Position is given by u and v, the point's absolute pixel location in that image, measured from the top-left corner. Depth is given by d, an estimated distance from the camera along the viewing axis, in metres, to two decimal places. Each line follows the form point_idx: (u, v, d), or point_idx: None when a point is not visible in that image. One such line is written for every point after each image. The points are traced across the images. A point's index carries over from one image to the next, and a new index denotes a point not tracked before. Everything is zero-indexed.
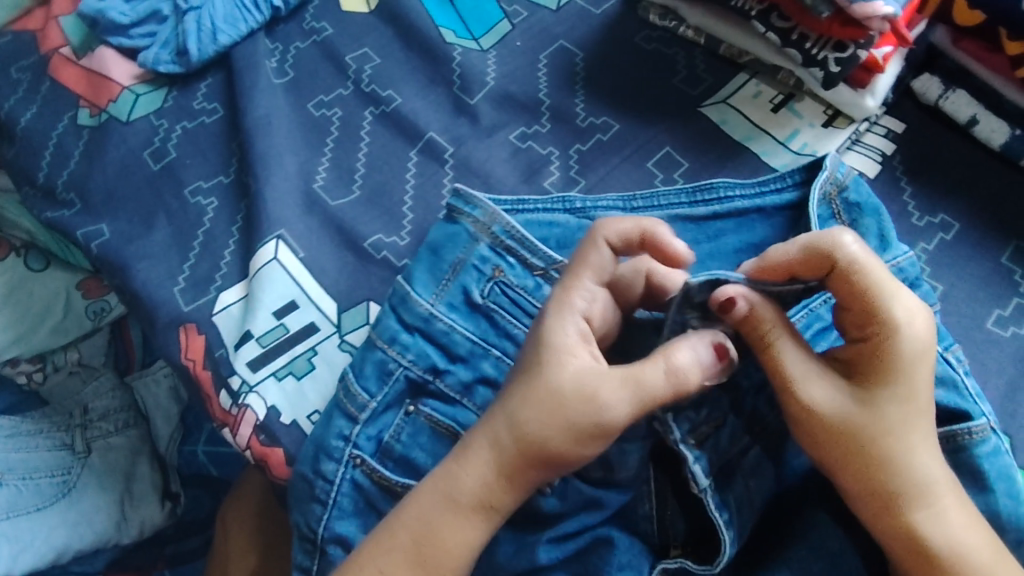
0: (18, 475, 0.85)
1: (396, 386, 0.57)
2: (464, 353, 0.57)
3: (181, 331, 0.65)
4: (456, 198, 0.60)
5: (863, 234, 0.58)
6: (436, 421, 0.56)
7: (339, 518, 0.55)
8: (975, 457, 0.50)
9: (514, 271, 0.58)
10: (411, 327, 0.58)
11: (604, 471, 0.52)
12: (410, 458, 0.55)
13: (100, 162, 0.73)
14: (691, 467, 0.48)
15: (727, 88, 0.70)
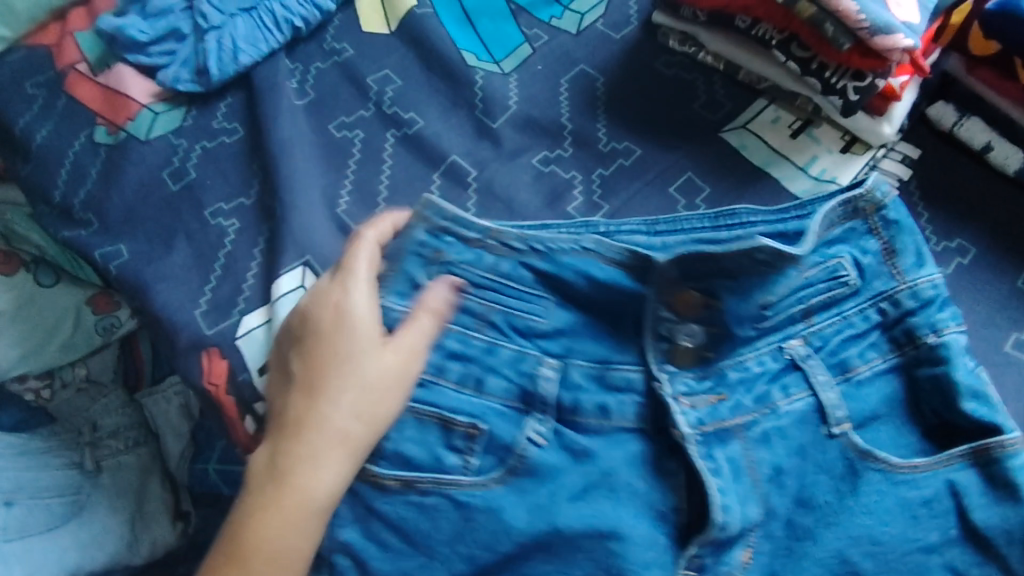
0: (28, 495, 0.86)
1: None
2: None
3: (203, 355, 0.64)
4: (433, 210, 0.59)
5: (901, 251, 0.60)
6: (419, 412, 0.58)
7: (341, 526, 0.56)
8: (1008, 468, 0.54)
9: (455, 248, 0.59)
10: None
11: (602, 418, 0.59)
12: (402, 452, 0.57)
13: (119, 182, 0.72)
14: (676, 416, 0.57)
15: (747, 113, 0.70)
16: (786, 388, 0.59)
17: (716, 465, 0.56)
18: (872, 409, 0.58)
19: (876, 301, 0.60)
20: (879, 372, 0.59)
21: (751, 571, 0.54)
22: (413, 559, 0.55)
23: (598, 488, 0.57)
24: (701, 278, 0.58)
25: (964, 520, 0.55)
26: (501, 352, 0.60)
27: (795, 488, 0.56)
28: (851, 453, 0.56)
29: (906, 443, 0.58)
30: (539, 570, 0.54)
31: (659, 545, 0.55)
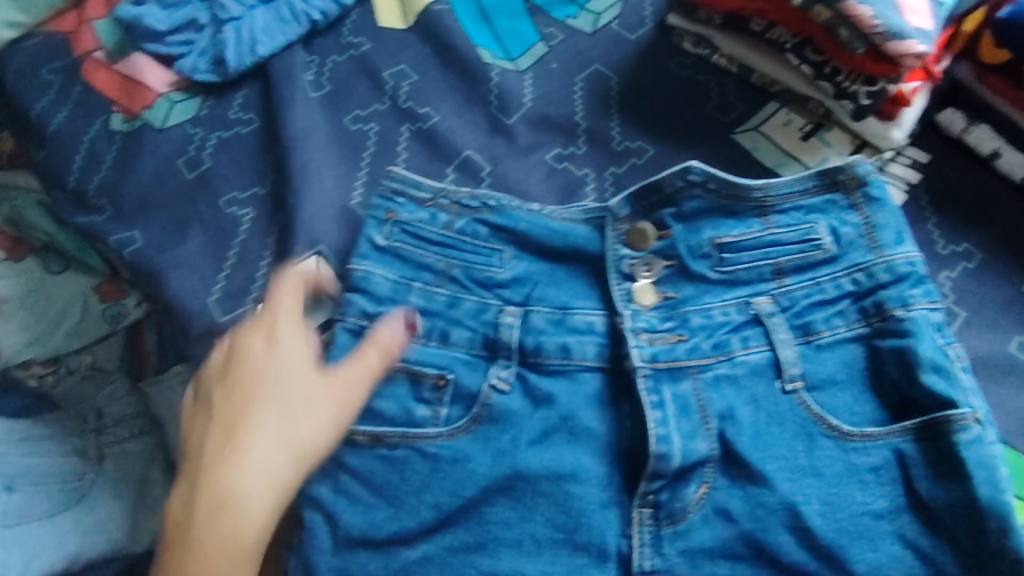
0: (30, 480, 0.86)
1: (341, 342, 0.60)
2: (386, 293, 0.62)
3: (216, 342, 0.63)
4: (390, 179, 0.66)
5: (880, 226, 0.62)
6: (389, 367, 0.61)
7: (314, 481, 0.59)
8: (956, 444, 0.55)
9: (406, 209, 0.65)
10: (351, 292, 0.62)
11: (564, 358, 0.61)
12: (373, 407, 0.60)
13: (134, 169, 0.72)
14: (631, 349, 0.61)
15: (759, 115, 0.71)
16: (746, 340, 0.61)
17: (660, 401, 0.59)
18: (831, 374, 0.59)
19: (851, 272, 0.61)
20: (843, 339, 0.60)
21: (702, 509, 0.57)
22: (383, 509, 0.58)
23: (557, 430, 0.60)
24: (652, 210, 0.65)
25: (911, 490, 0.56)
26: (464, 304, 0.63)
27: (749, 433, 0.58)
28: (805, 414, 0.59)
29: (865, 412, 0.59)
30: (501, 514, 0.58)
31: (611, 485, 0.59)
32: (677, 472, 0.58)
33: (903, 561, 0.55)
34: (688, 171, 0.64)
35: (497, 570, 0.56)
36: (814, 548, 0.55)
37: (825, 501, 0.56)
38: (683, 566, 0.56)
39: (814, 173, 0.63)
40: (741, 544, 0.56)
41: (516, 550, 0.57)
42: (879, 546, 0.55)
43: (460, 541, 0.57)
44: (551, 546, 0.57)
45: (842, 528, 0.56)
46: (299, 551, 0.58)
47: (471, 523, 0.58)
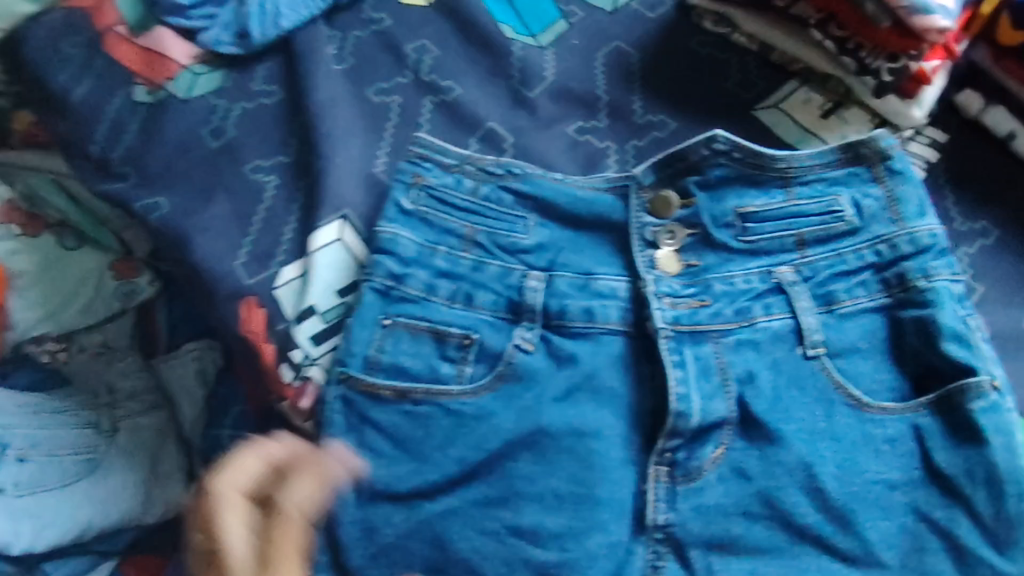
0: (42, 452, 0.88)
1: (369, 303, 0.63)
2: (413, 255, 0.64)
3: (242, 303, 0.65)
4: (417, 144, 0.67)
5: (904, 199, 0.63)
6: (414, 325, 0.62)
7: (335, 434, 0.61)
8: (974, 411, 0.56)
9: (432, 174, 0.66)
10: (378, 254, 0.64)
11: (588, 321, 0.62)
12: (398, 364, 0.61)
13: (158, 138, 0.73)
14: (654, 311, 0.62)
15: (780, 93, 0.72)
16: (768, 307, 0.62)
17: (682, 361, 0.60)
18: (852, 343, 0.60)
19: (873, 244, 0.62)
20: (865, 309, 0.61)
21: (719, 467, 0.59)
22: (407, 462, 0.60)
23: (581, 389, 0.61)
24: (677, 178, 0.66)
25: (928, 463, 0.57)
26: (488, 269, 0.64)
27: (768, 397, 0.59)
28: (826, 379, 0.60)
29: (884, 379, 0.60)
30: (525, 470, 0.59)
31: (632, 444, 0.60)
32: (694, 432, 0.59)
33: (914, 531, 0.56)
34: (713, 141, 0.65)
35: (519, 522, 0.58)
36: (828, 510, 0.57)
37: (841, 465, 0.57)
38: (694, 521, 0.58)
39: (837, 147, 0.64)
40: (758, 503, 0.58)
41: (537, 505, 0.58)
42: (890, 515, 0.56)
43: (482, 495, 0.59)
44: (572, 502, 0.58)
45: (853, 493, 0.57)
46: None
47: (494, 477, 0.59)
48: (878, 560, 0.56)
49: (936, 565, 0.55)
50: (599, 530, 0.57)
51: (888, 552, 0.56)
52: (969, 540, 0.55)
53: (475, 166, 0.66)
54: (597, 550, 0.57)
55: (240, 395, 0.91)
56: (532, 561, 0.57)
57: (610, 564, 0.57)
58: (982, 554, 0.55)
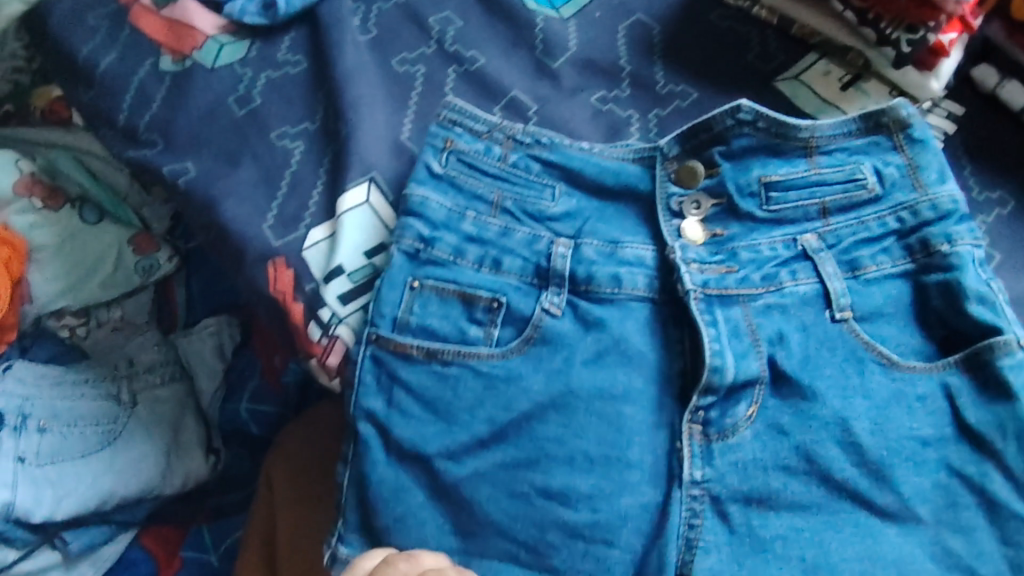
0: (63, 423, 0.87)
1: (400, 264, 0.64)
2: (444, 218, 0.65)
3: (270, 265, 0.67)
4: (449, 110, 0.68)
5: (924, 167, 0.63)
6: (442, 289, 0.63)
7: (366, 395, 0.62)
8: (1000, 369, 0.57)
9: (464, 139, 0.67)
10: (409, 216, 0.65)
11: (614, 286, 0.63)
12: (426, 325, 0.62)
13: (185, 106, 0.74)
14: (682, 273, 0.62)
15: (800, 65, 0.73)
16: (794, 272, 0.62)
17: (713, 320, 0.61)
18: (878, 306, 0.61)
19: (896, 211, 0.62)
20: (890, 275, 0.62)
21: (753, 424, 0.59)
22: (433, 424, 0.61)
23: (610, 352, 0.62)
24: (701, 149, 0.66)
25: (959, 419, 0.58)
26: (516, 235, 0.65)
27: (799, 357, 0.60)
28: (854, 341, 0.60)
29: (910, 343, 0.60)
30: (553, 431, 0.60)
31: (661, 408, 0.61)
32: (728, 390, 0.60)
33: (948, 487, 0.57)
34: (738, 110, 0.65)
35: (551, 484, 0.59)
36: (863, 465, 0.58)
37: (877, 420, 0.58)
38: (734, 476, 0.59)
39: (857, 116, 0.65)
40: (796, 458, 0.58)
41: (569, 467, 0.59)
42: (923, 472, 0.57)
43: (511, 457, 0.60)
44: (603, 466, 0.59)
45: (892, 447, 0.58)
46: (355, 462, 0.62)
47: (521, 439, 0.60)
48: (915, 515, 0.57)
49: (969, 521, 0.56)
50: (628, 493, 0.59)
51: (924, 507, 0.57)
52: (1001, 494, 0.56)
53: (503, 133, 0.67)
54: (632, 511, 0.58)
55: (257, 367, 0.96)
56: (562, 523, 0.58)
57: (643, 523, 0.58)
58: (1014, 510, 0.56)
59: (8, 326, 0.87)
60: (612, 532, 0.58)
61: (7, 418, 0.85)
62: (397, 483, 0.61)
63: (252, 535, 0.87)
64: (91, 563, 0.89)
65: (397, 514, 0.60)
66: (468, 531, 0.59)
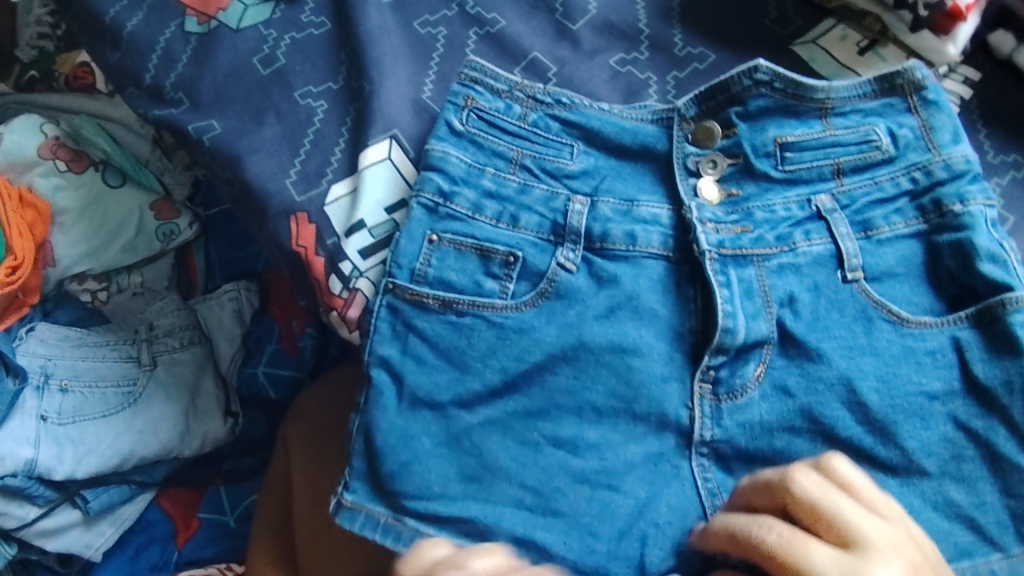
0: (84, 383, 0.87)
1: (418, 217, 0.64)
2: (461, 174, 0.65)
3: (292, 220, 0.68)
4: (469, 68, 0.69)
5: (938, 128, 0.64)
6: (460, 244, 0.63)
7: (381, 342, 0.62)
8: (1011, 325, 0.57)
9: (484, 97, 0.68)
10: (429, 171, 0.65)
11: (629, 244, 0.63)
12: (443, 278, 0.63)
13: (209, 66, 0.75)
14: (699, 234, 0.62)
15: (816, 30, 0.73)
16: (809, 233, 0.62)
17: (727, 281, 0.61)
18: (889, 267, 0.61)
19: (909, 171, 0.62)
20: (902, 235, 0.62)
21: (761, 386, 0.60)
22: (447, 372, 0.61)
23: (623, 308, 0.62)
24: (716, 111, 0.66)
25: (966, 373, 0.58)
26: (534, 192, 0.65)
27: (807, 319, 0.60)
28: (865, 300, 0.60)
29: (922, 302, 0.60)
30: (564, 382, 0.60)
31: (674, 361, 0.61)
32: (738, 350, 0.60)
33: (953, 441, 0.57)
34: (755, 71, 0.65)
35: (559, 433, 0.60)
36: (868, 423, 0.58)
37: (882, 376, 0.58)
38: (741, 436, 0.59)
39: (873, 78, 0.65)
40: (801, 418, 0.59)
41: (577, 418, 0.60)
42: (930, 426, 0.58)
43: (522, 407, 0.60)
44: (611, 415, 0.60)
45: (896, 405, 0.58)
46: (365, 410, 0.62)
47: (533, 390, 0.61)
48: (920, 469, 0.57)
49: (972, 474, 0.57)
50: (635, 443, 0.59)
51: (929, 460, 0.57)
52: (1006, 449, 0.57)
53: (521, 93, 0.68)
54: (637, 459, 0.59)
55: (275, 332, 0.95)
56: (570, 469, 0.59)
57: (646, 472, 0.59)
58: (1018, 463, 0.56)
59: (30, 287, 0.89)
60: (616, 479, 0.58)
61: (30, 376, 0.86)
62: (405, 431, 0.61)
63: (268, 492, 0.86)
64: (109, 522, 0.89)
65: (402, 461, 0.60)
66: (474, 476, 0.59)
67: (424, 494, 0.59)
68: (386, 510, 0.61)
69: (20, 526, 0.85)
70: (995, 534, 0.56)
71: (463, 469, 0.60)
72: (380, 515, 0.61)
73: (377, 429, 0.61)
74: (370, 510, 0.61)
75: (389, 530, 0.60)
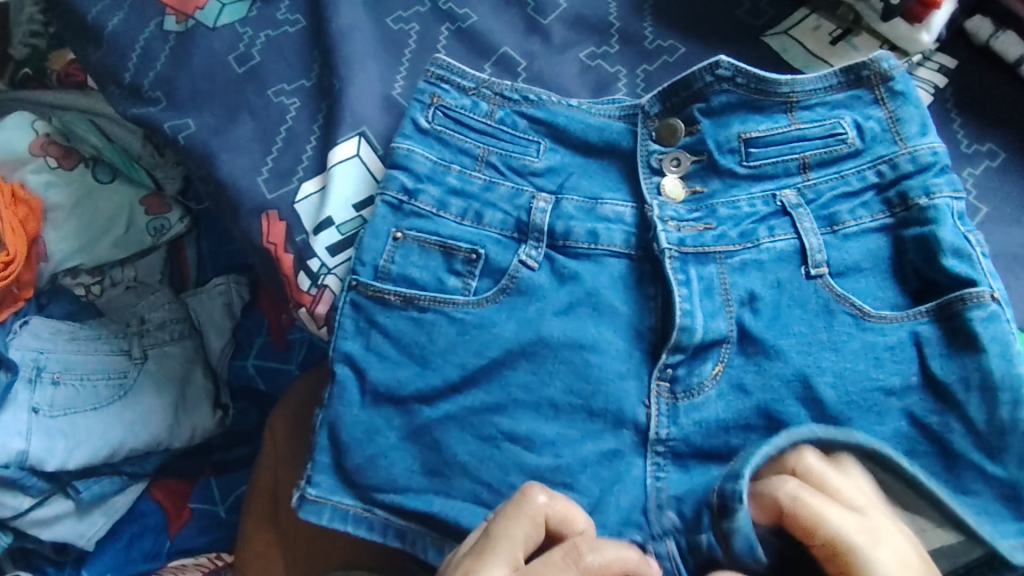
0: (76, 375, 0.88)
1: (381, 214, 0.65)
2: (426, 171, 0.66)
3: (263, 218, 0.69)
4: (438, 65, 0.69)
5: (905, 120, 0.62)
6: (424, 240, 0.64)
7: (344, 338, 0.63)
8: (969, 321, 0.56)
9: (450, 95, 0.68)
10: (394, 168, 0.66)
11: (591, 241, 0.63)
12: (406, 274, 0.64)
13: (186, 64, 0.75)
14: (659, 234, 0.62)
15: (789, 21, 0.73)
16: (772, 229, 0.61)
17: (687, 279, 0.61)
18: (855, 261, 0.60)
19: (875, 164, 0.61)
20: (869, 229, 0.61)
21: (718, 384, 0.59)
22: (409, 365, 0.62)
23: (582, 305, 0.62)
24: (680, 108, 0.65)
25: (924, 369, 0.57)
26: (499, 189, 0.65)
27: (767, 316, 0.60)
28: (827, 294, 0.59)
29: (887, 297, 0.60)
30: (523, 377, 0.61)
31: (632, 357, 0.61)
32: (695, 348, 0.60)
33: (908, 437, 0.56)
34: (717, 67, 0.64)
35: (515, 430, 0.60)
36: (825, 421, 0.57)
37: (841, 372, 0.58)
38: (697, 434, 0.59)
39: (838, 70, 0.63)
40: (756, 415, 0.58)
41: (535, 413, 0.60)
42: (886, 421, 0.57)
43: (481, 402, 0.61)
44: (569, 412, 0.60)
45: (853, 401, 0.57)
46: (329, 406, 0.63)
47: (492, 385, 0.61)
48: None
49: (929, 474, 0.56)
50: (591, 440, 0.60)
51: None
52: (960, 445, 0.55)
53: (489, 90, 0.68)
54: (591, 457, 0.59)
55: (265, 326, 0.96)
56: (525, 465, 0.59)
57: (602, 470, 0.59)
58: (970, 459, 0.55)
59: (24, 282, 0.90)
60: (571, 477, 0.59)
61: (23, 370, 0.87)
62: (369, 426, 0.62)
63: (258, 486, 0.84)
64: (102, 512, 0.90)
65: (368, 454, 0.61)
66: (435, 470, 0.61)
67: (393, 487, 0.61)
68: (354, 501, 0.62)
69: (15, 516, 0.85)
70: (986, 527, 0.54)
71: (426, 464, 0.61)
72: (348, 506, 0.62)
73: (342, 425, 0.62)
74: (336, 503, 0.62)
75: (359, 520, 0.62)
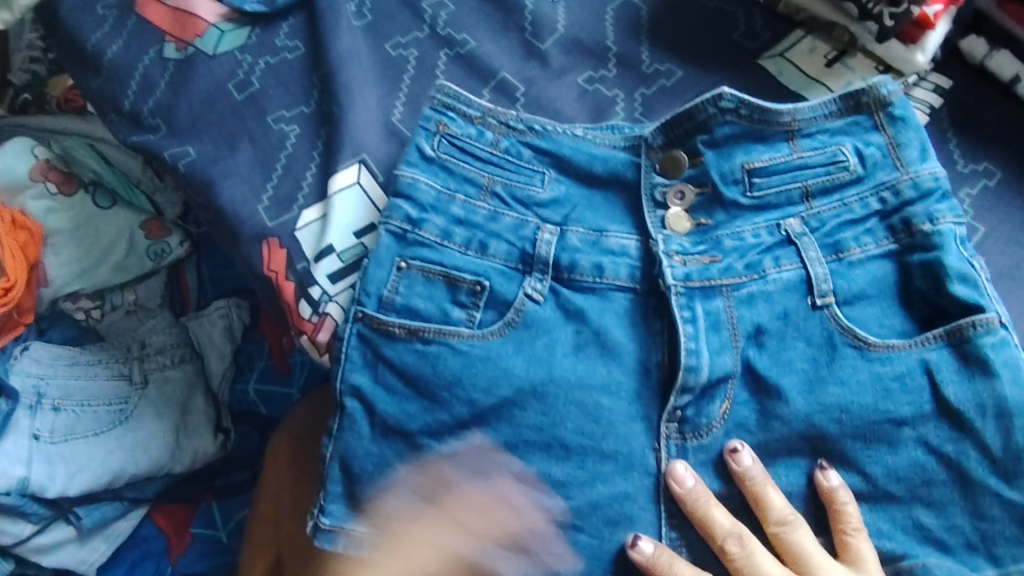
0: (76, 402, 0.88)
1: (386, 244, 0.65)
2: (430, 201, 0.66)
3: (264, 245, 0.70)
4: (441, 93, 0.69)
5: (905, 145, 0.62)
6: (429, 271, 0.64)
7: (353, 370, 0.63)
8: (980, 347, 0.56)
9: (455, 123, 0.68)
10: (398, 197, 0.66)
11: (596, 275, 0.63)
12: (410, 305, 0.64)
13: (186, 92, 0.75)
14: (664, 269, 0.62)
15: (785, 43, 0.73)
16: (778, 259, 0.61)
17: (693, 316, 0.61)
18: (860, 289, 0.60)
19: (878, 191, 0.61)
20: (875, 256, 0.61)
21: (725, 423, 0.60)
22: (416, 400, 0.62)
23: (590, 344, 0.62)
24: (683, 139, 0.66)
25: (938, 396, 0.57)
26: (504, 219, 0.66)
27: (770, 352, 0.60)
28: (832, 326, 0.60)
29: (893, 324, 0.60)
30: (531, 417, 0.61)
31: (640, 398, 0.61)
32: (702, 388, 0.60)
33: (925, 466, 0.57)
34: (720, 98, 0.64)
35: (527, 470, 0.61)
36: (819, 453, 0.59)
37: (844, 406, 0.58)
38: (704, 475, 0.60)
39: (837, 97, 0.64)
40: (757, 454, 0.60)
41: (546, 454, 0.60)
42: (900, 451, 0.57)
43: (491, 440, 0.61)
44: (580, 453, 0.60)
45: (858, 434, 0.58)
46: (339, 438, 0.63)
47: (502, 424, 0.61)
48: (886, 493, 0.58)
49: (941, 498, 0.57)
50: (601, 481, 0.60)
51: (898, 485, 0.57)
52: (977, 472, 0.56)
53: (491, 118, 0.68)
54: (603, 498, 0.60)
55: (266, 349, 0.97)
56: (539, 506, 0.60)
57: (613, 512, 0.60)
58: (987, 485, 0.56)
59: (25, 308, 0.88)
60: (581, 519, 0.60)
61: (24, 397, 0.85)
62: (380, 458, 0.62)
63: (261, 510, 0.84)
64: (103, 538, 0.90)
65: (381, 486, 0.63)
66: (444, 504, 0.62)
67: (406, 516, 0.62)
68: None
69: (17, 543, 0.85)
70: (966, 557, 0.57)
71: (436, 497, 0.62)
72: None
73: (354, 457, 0.63)
74: (350, 531, 0.63)
75: None
